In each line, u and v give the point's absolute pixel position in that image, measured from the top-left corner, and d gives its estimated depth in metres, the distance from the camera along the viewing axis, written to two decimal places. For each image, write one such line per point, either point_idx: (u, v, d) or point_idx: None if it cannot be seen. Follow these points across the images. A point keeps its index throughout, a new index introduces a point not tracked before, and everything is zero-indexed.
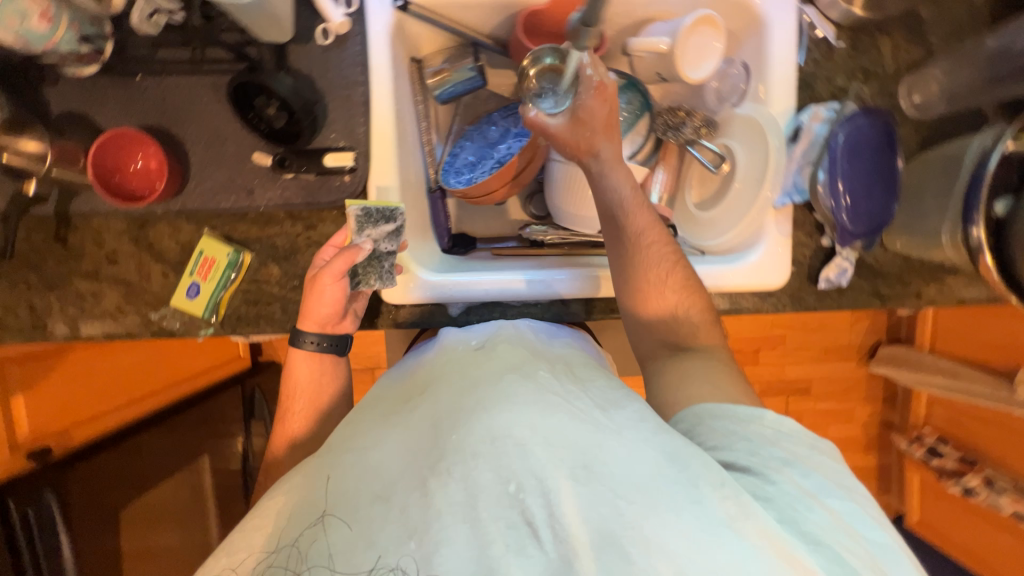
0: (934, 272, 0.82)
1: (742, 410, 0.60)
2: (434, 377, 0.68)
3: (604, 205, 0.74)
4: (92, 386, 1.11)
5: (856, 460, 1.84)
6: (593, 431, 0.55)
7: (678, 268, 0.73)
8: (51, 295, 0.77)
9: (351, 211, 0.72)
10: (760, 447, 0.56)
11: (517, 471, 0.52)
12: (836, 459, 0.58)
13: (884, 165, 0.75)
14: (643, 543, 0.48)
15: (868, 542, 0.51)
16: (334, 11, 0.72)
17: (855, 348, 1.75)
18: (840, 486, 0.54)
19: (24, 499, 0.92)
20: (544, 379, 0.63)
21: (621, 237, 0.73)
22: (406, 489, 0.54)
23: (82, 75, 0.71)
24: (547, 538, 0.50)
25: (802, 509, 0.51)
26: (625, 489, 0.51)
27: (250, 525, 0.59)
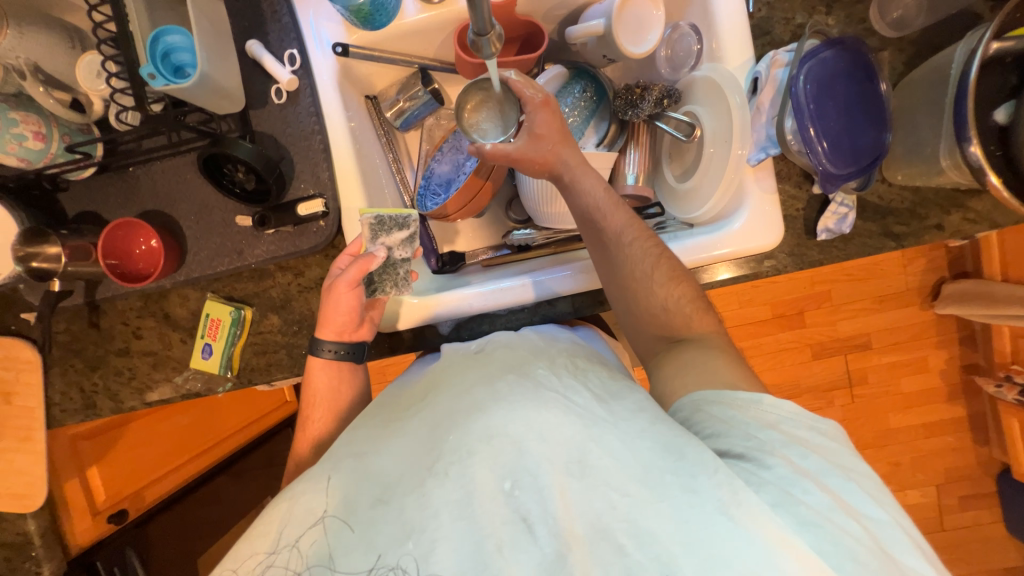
0: (953, 198, 0.73)
1: (740, 395, 0.57)
2: (435, 384, 0.66)
3: (579, 208, 0.72)
4: (157, 450, 1.19)
5: (942, 413, 1.64)
6: (588, 426, 0.54)
7: (663, 260, 0.69)
8: (95, 374, 0.86)
9: (364, 220, 0.76)
10: (758, 431, 0.53)
11: (514, 468, 0.52)
12: (837, 439, 0.55)
13: (866, 100, 0.69)
14: (637, 534, 0.48)
15: (868, 521, 0.48)
16: (281, 71, 0.76)
17: (915, 291, 1.57)
18: (839, 467, 0.51)
19: (111, 558, 1.05)
20: (542, 377, 0.61)
21: (603, 240, 0.70)
22: (405, 490, 0.54)
23: (83, 177, 0.79)
24: (542, 532, 0.49)
25: (798, 492, 0.48)
26: (618, 482, 0.50)
27: (252, 529, 0.57)
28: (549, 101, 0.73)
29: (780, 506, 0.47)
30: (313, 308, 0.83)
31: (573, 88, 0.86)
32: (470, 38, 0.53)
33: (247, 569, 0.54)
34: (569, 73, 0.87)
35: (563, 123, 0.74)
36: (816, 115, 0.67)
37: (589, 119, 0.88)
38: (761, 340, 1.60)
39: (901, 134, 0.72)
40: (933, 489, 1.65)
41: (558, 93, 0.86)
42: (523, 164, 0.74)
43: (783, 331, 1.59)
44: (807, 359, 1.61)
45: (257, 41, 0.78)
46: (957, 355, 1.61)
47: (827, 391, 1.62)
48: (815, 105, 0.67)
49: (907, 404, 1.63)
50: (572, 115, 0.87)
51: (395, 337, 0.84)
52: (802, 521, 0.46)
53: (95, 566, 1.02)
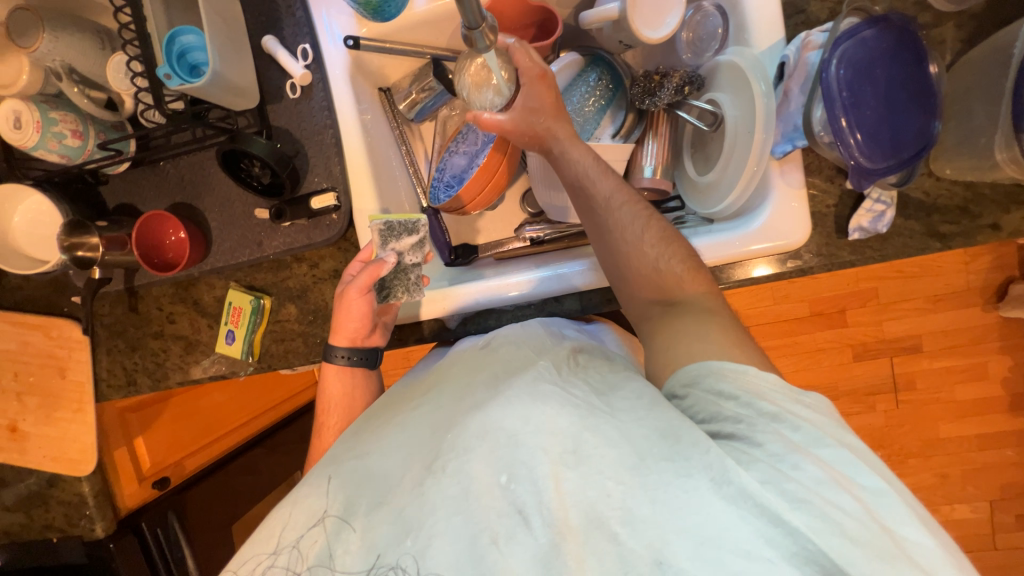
0: (1013, 194, 0.65)
1: (728, 366, 0.51)
2: (439, 380, 0.65)
3: (568, 179, 0.69)
4: (194, 423, 1.29)
5: (1002, 424, 1.49)
6: (586, 416, 0.50)
7: (654, 222, 0.65)
8: (135, 355, 0.93)
9: (374, 226, 0.75)
10: (745, 406, 0.48)
11: (507, 461, 0.49)
12: (825, 411, 0.48)
13: (912, 84, 0.62)
14: (630, 521, 0.44)
15: (866, 495, 0.42)
16: (294, 66, 0.78)
17: (975, 291, 1.43)
18: (832, 436, 0.46)
19: (153, 520, 1.09)
20: (541, 369, 0.57)
21: (592, 205, 0.67)
22: (405, 491, 0.52)
23: (120, 171, 0.84)
24: (536, 522, 0.47)
25: (787, 470, 0.43)
26: (613, 470, 0.46)
27: (258, 531, 0.57)
28: (547, 75, 0.69)
29: (769, 481, 0.42)
30: (328, 299, 0.86)
31: (588, 76, 0.84)
32: (463, 33, 0.54)
33: (248, 570, 0.53)
34: (584, 59, 0.84)
35: (559, 98, 0.71)
36: (850, 103, 0.61)
37: (606, 108, 0.85)
38: (796, 338, 1.51)
39: (952, 123, 0.64)
40: (985, 504, 1.52)
41: (572, 82, 0.83)
42: (514, 136, 0.71)
43: (822, 330, 1.49)
44: (846, 361, 1.51)
45: (272, 37, 0.79)
46: (1023, 362, 1.46)
47: (868, 395, 1.52)
48: (849, 92, 0.61)
49: (959, 413, 1.50)
50: (588, 104, 0.84)
51: (404, 329, 0.85)
52: (795, 501, 0.41)
53: (140, 527, 1.08)
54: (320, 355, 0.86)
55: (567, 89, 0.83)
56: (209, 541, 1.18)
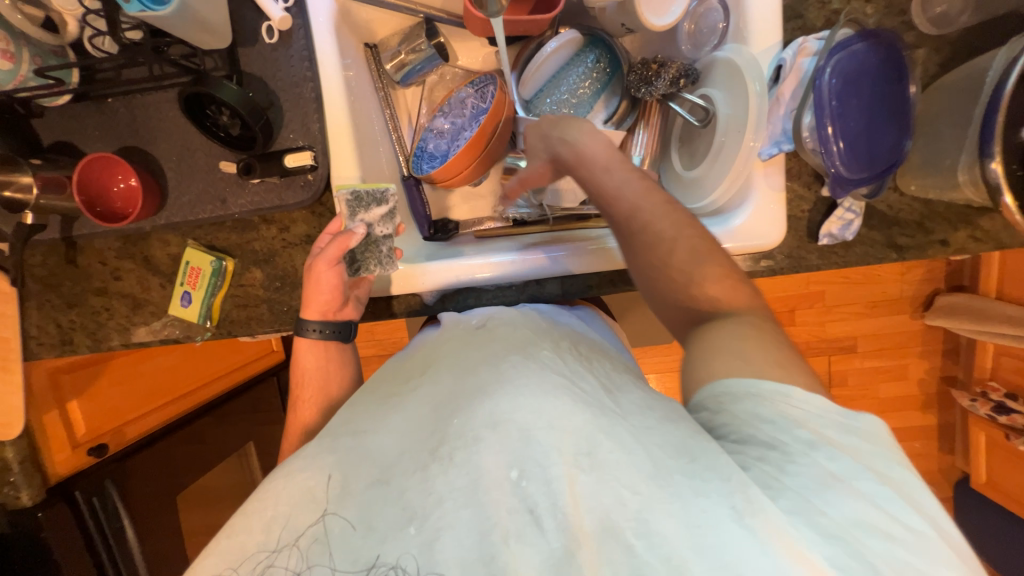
0: (963, 214, 0.71)
1: (766, 387, 0.49)
2: (434, 360, 0.64)
3: (597, 189, 0.64)
4: (137, 388, 1.19)
5: (915, 419, 1.67)
6: (598, 416, 0.50)
7: (695, 238, 0.60)
8: (73, 312, 0.85)
9: (340, 195, 0.73)
10: (784, 432, 0.47)
11: (520, 456, 0.48)
12: (876, 440, 0.48)
13: (891, 101, 0.65)
14: (646, 534, 0.44)
15: (909, 536, 0.42)
16: (273, 6, 0.71)
17: (908, 299, 1.56)
18: (871, 469, 0.46)
19: (89, 490, 1.01)
20: (547, 359, 0.58)
21: (616, 219, 0.63)
22: (407, 474, 0.51)
23: (58, 105, 0.74)
24: (550, 525, 0.46)
25: (819, 501, 0.43)
26: (630, 479, 0.46)
27: (247, 506, 0.54)
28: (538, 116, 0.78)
29: (795, 512, 0.43)
30: (297, 265, 0.81)
31: (586, 58, 0.83)
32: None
33: (248, 569, 0.49)
34: (583, 39, 0.83)
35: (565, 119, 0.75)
36: (838, 113, 0.63)
37: (600, 92, 0.85)
38: None
39: (921, 142, 0.68)
40: None
41: (569, 61, 0.84)
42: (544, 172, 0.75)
43: None
44: None
45: None
46: (939, 366, 1.63)
47: None
48: (837, 101, 0.63)
49: (882, 408, 1.66)
50: (582, 86, 0.84)
51: (379, 303, 0.82)
52: (822, 529, 0.42)
53: (75, 496, 1.00)
54: (286, 324, 0.82)
55: (562, 69, 0.84)
56: (148, 513, 1.12)
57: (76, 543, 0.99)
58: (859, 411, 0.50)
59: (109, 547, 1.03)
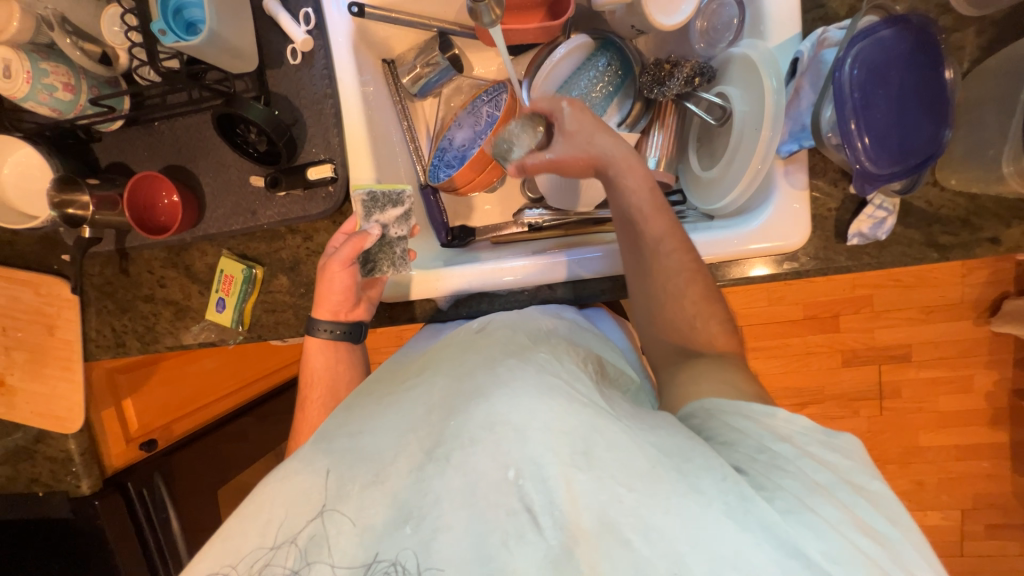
0: (1016, 209, 0.65)
1: (757, 406, 0.54)
2: (432, 361, 0.66)
3: (619, 207, 0.68)
4: (186, 386, 1.29)
5: (982, 437, 1.51)
6: (594, 416, 0.52)
7: (698, 277, 0.65)
8: (124, 317, 0.92)
9: (357, 195, 0.74)
10: (771, 443, 0.49)
11: (516, 457, 0.49)
12: (853, 457, 0.51)
13: (924, 89, 0.61)
14: (644, 530, 0.44)
15: (886, 542, 0.44)
16: (295, 30, 0.76)
17: (970, 304, 1.43)
18: (851, 483, 0.48)
19: (140, 481, 1.10)
20: (544, 362, 0.60)
21: (641, 245, 0.66)
22: (401, 473, 0.53)
23: (112, 129, 0.83)
24: (547, 524, 0.47)
25: (811, 504, 0.44)
26: (625, 476, 0.47)
27: (244, 507, 0.56)
28: (576, 103, 0.71)
29: (790, 512, 0.43)
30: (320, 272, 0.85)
31: (597, 61, 0.83)
32: (471, 8, 0.67)
33: (248, 566, 0.51)
34: (594, 43, 0.82)
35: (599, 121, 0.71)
36: (861, 105, 0.60)
37: (613, 96, 0.84)
38: (786, 341, 1.51)
39: (961, 132, 0.63)
40: (957, 513, 1.54)
41: (581, 65, 0.83)
42: (567, 166, 0.71)
43: (814, 334, 1.50)
44: (834, 366, 1.51)
45: None
46: (1009, 378, 1.47)
47: (853, 400, 1.52)
48: (860, 93, 0.60)
49: (944, 423, 1.51)
50: (596, 90, 0.83)
51: (395, 308, 0.84)
52: (821, 531, 0.42)
53: (127, 486, 1.08)
54: None
55: (576, 72, 0.83)
56: (194, 505, 1.20)
57: (128, 532, 1.07)
58: (838, 431, 0.52)
59: (156, 535, 1.12)
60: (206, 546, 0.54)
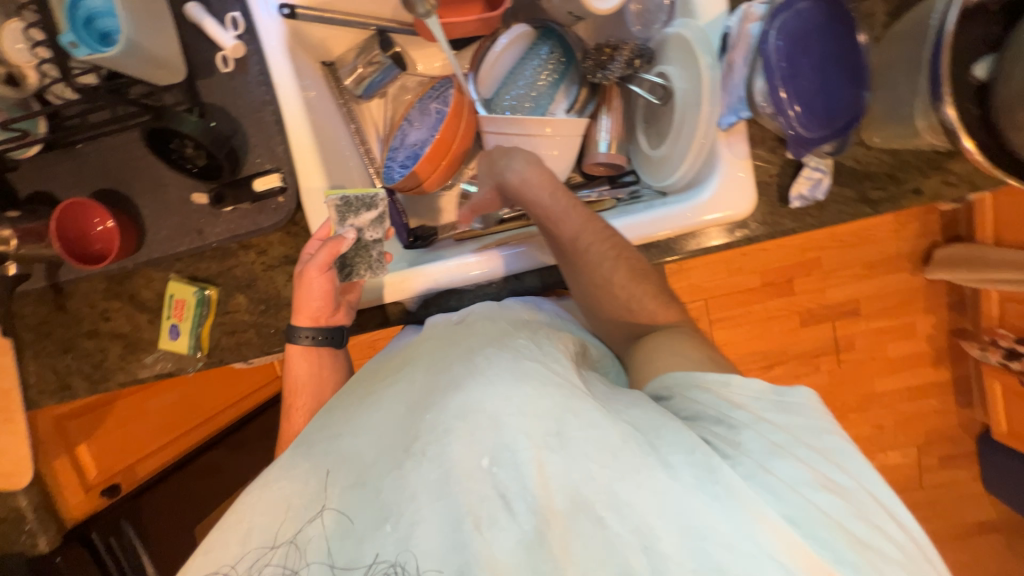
0: (933, 160, 0.71)
1: (712, 376, 0.58)
2: (411, 356, 0.65)
3: (535, 218, 0.71)
4: (147, 424, 1.19)
5: (929, 376, 1.64)
6: (565, 396, 0.53)
7: (622, 260, 0.69)
8: (67, 357, 0.85)
9: (330, 201, 0.72)
10: (731, 412, 0.55)
11: (490, 444, 0.50)
12: (812, 410, 0.55)
13: (844, 55, 0.65)
14: (615, 506, 0.48)
15: (849, 494, 0.49)
16: (224, 37, 0.73)
17: (906, 256, 1.55)
18: (808, 441, 0.52)
19: (105, 530, 1.04)
20: (522, 347, 0.60)
21: (561, 248, 0.70)
22: (382, 471, 0.52)
23: (30, 156, 0.76)
24: (520, 509, 0.48)
25: (771, 466, 0.49)
26: (597, 454, 0.49)
27: (225, 519, 0.54)
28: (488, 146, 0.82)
29: (752, 477, 0.48)
30: (279, 287, 0.81)
31: (540, 50, 0.84)
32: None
33: (246, 567, 0.51)
34: (535, 32, 0.84)
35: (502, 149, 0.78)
36: (788, 74, 0.64)
37: (558, 83, 0.85)
38: (750, 308, 1.58)
39: (879, 93, 0.68)
40: (913, 449, 1.66)
41: (524, 55, 0.85)
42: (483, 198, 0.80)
43: (773, 298, 1.57)
44: (795, 327, 1.60)
45: (197, 3, 0.74)
46: (946, 319, 1.60)
47: (815, 356, 1.61)
48: (786, 63, 0.64)
49: (894, 368, 1.63)
50: (541, 78, 0.85)
51: (364, 314, 0.80)
52: (775, 491, 0.48)
53: (92, 537, 1.03)
54: (276, 346, 0.82)
55: (519, 63, 0.85)
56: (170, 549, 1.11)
57: None
58: (794, 389, 0.57)
59: None
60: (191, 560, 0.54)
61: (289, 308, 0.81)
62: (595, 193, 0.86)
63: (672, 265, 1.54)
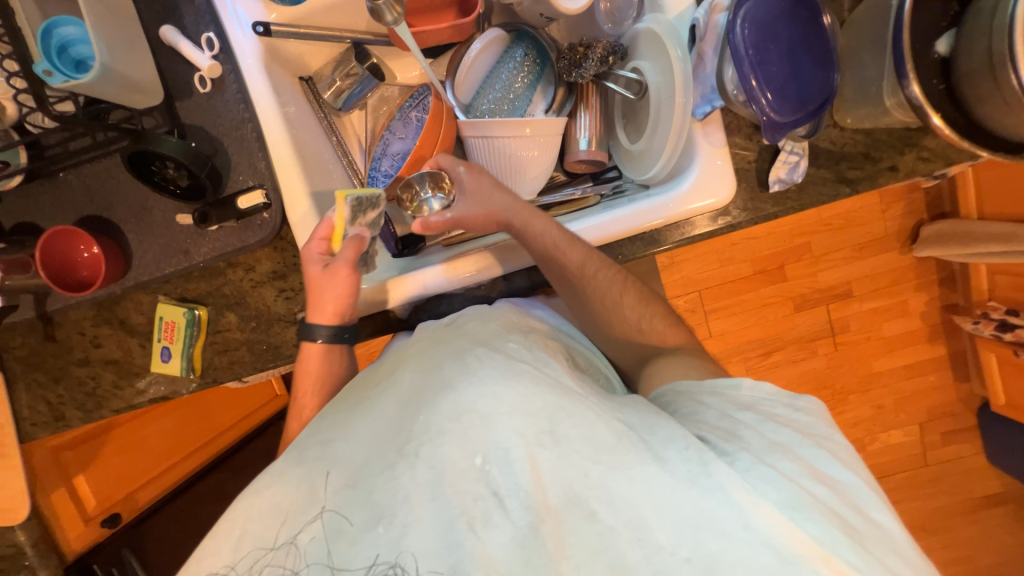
0: (906, 137, 0.72)
1: (722, 382, 0.62)
2: (401, 360, 0.64)
3: (538, 251, 0.71)
4: (148, 450, 1.18)
5: (925, 352, 1.65)
6: (559, 397, 0.54)
7: (628, 285, 0.74)
8: (60, 386, 0.84)
9: (348, 202, 0.66)
10: (735, 412, 0.58)
11: (483, 442, 0.51)
12: (817, 415, 0.58)
13: (810, 39, 0.66)
14: (609, 500, 0.49)
15: (844, 489, 0.51)
16: (200, 58, 0.73)
17: (893, 235, 1.56)
18: (811, 438, 0.55)
19: (108, 560, 1.06)
20: (512, 351, 0.61)
21: (568, 278, 0.71)
22: (375, 473, 0.53)
23: (11, 187, 0.76)
24: (515, 506, 0.49)
25: (769, 459, 0.51)
26: (591, 452, 0.51)
27: (219, 526, 0.54)
28: (474, 165, 0.77)
29: (747, 470, 0.50)
30: (269, 302, 0.81)
31: (514, 53, 0.85)
32: (371, 7, 0.68)
33: (251, 565, 0.51)
34: (508, 36, 0.85)
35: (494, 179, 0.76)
36: (757, 61, 0.64)
37: (536, 84, 0.86)
38: (743, 297, 1.59)
39: (848, 74, 0.69)
40: (916, 427, 1.66)
41: (500, 58, 0.86)
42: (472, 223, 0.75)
43: (766, 285, 1.58)
44: (789, 312, 1.60)
45: (171, 27, 0.75)
46: (937, 296, 1.61)
47: (811, 340, 1.62)
48: (755, 51, 0.64)
49: (891, 347, 1.64)
50: (517, 81, 0.86)
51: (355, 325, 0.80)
52: (773, 480, 0.48)
53: (93, 568, 1.03)
54: (270, 361, 0.81)
55: (495, 66, 0.86)
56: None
57: None
58: (803, 395, 0.60)
59: None
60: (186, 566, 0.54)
61: (280, 323, 0.81)
62: (579, 191, 0.87)
63: (663, 259, 1.55)
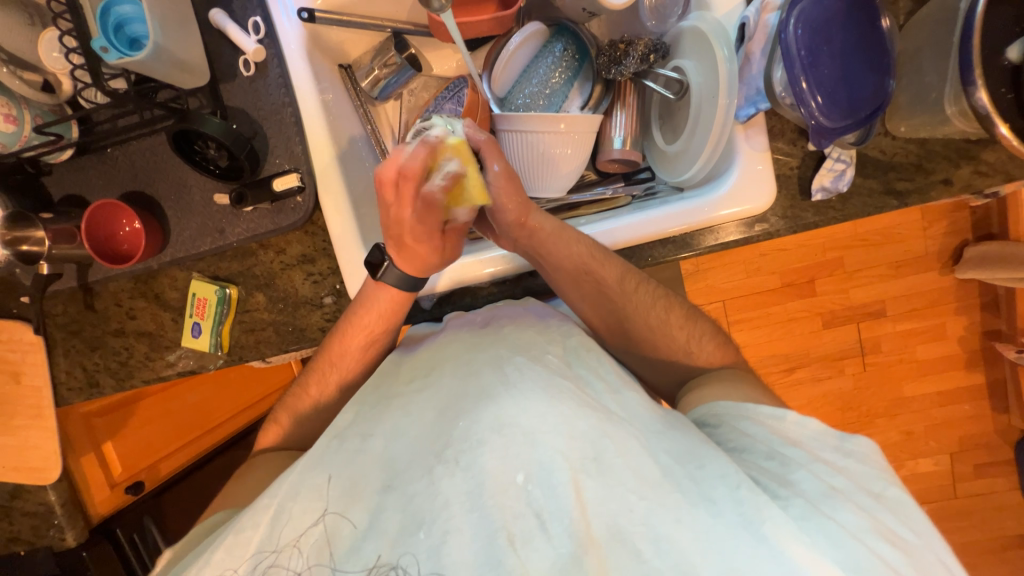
0: (963, 149, 0.68)
1: (765, 411, 0.62)
2: (437, 359, 0.64)
3: (568, 265, 0.71)
4: (173, 422, 1.21)
5: (959, 379, 1.57)
6: (603, 420, 0.55)
7: (668, 309, 0.76)
8: (95, 355, 0.88)
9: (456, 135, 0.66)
10: (784, 448, 0.58)
11: (527, 461, 0.52)
12: (870, 461, 0.57)
13: (867, 43, 0.64)
14: (655, 539, 0.49)
15: (906, 545, 0.50)
16: (246, 41, 0.75)
17: (933, 254, 1.49)
18: (864, 488, 0.55)
19: (130, 526, 1.11)
20: (553, 363, 0.61)
21: (604, 295, 0.73)
22: (414, 477, 0.54)
23: (61, 160, 0.79)
24: (557, 531, 0.50)
25: (827, 509, 0.51)
26: (636, 485, 0.51)
27: (252, 505, 0.57)
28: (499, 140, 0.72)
29: (803, 519, 0.50)
30: (298, 285, 0.82)
31: (553, 47, 0.84)
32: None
33: (251, 568, 0.54)
34: (549, 30, 0.84)
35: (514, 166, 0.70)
36: (809, 63, 0.62)
37: (573, 79, 0.85)
38: (769, 310, 1.54)
39: (905, 81, 0.67)
40: (946, 457, 1.59)
41: (538, 52, 0.84)
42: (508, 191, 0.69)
43: (794, 298, 1.53)
44: (817, 329, 1.55)
45: (220, 10, 0.77)
46: (978, 321, 1.53)
47: (838, 358, 1.56)
48: (807, 52, 0.62)
49: (924, 372, 1.56)
50: (555, 76, 0.84)
51: None
52: (835, 539, 0.48)
53: (116, 533, 1.08)
54: (294, 343, 0.82)
55: (534, 60, 0.85)
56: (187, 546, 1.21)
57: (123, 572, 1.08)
58: (855, 435, 0.59)
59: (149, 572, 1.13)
60: (213, 540, 0.58)
61: (307, 306, 0.82)
62: (610, 190, 0.86)
63: (689, 266, 1.51)
